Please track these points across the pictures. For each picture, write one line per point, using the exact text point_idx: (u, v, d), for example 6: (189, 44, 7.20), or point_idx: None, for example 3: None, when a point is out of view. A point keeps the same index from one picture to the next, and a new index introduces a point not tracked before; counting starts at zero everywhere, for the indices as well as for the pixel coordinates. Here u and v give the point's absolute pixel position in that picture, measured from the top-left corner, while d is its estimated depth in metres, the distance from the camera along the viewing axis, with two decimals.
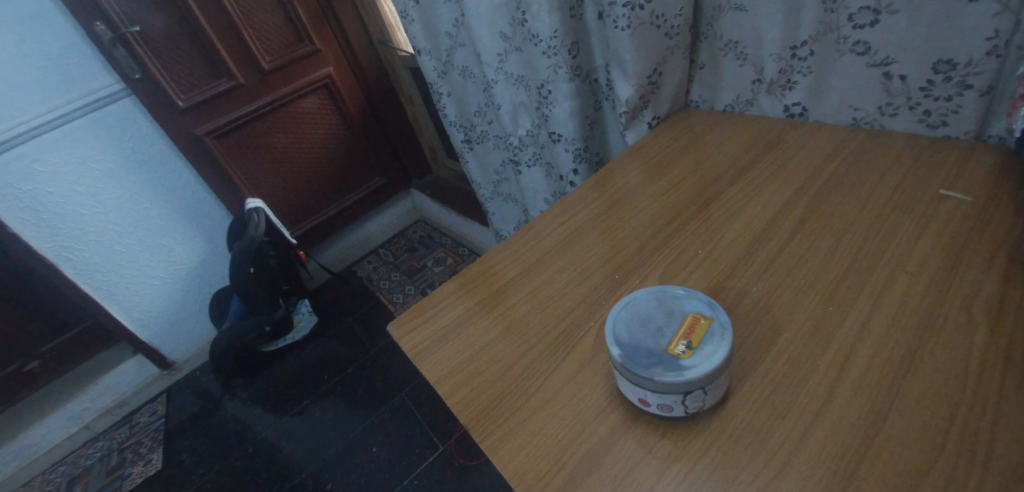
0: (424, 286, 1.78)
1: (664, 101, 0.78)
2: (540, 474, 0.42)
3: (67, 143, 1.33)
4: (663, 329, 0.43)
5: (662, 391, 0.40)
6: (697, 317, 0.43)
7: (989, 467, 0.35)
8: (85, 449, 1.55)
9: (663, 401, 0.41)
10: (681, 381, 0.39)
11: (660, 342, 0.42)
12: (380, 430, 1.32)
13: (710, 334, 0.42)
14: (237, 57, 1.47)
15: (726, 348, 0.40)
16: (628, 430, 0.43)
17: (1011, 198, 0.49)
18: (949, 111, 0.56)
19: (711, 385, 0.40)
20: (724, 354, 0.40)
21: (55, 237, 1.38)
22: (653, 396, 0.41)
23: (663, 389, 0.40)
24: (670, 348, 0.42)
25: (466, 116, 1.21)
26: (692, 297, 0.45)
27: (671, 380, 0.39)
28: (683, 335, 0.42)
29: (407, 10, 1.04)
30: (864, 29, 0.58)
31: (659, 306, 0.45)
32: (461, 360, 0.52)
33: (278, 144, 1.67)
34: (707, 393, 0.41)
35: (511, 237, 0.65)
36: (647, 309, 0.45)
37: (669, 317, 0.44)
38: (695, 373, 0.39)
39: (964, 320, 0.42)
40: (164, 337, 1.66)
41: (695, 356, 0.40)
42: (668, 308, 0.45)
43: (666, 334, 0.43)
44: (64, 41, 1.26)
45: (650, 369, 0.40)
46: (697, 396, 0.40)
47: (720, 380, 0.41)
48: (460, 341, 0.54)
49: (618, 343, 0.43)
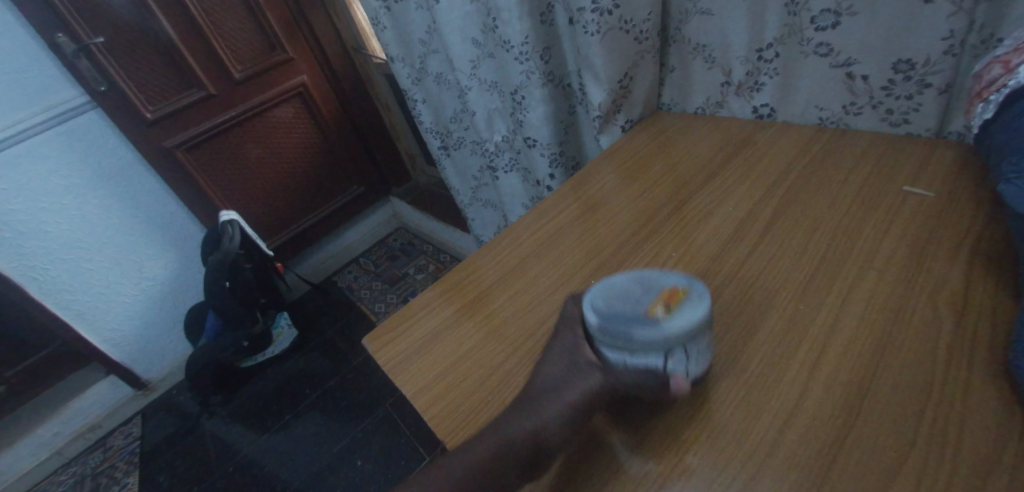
0: (406, 294, 1.76)
1: (636, 104, 0.79)
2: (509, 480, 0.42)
3: (29, 159, 1.29)
4: (641, 298, 0.42)
5: (644, 352, 0.40)
6: (674, 286, 0.43)
7: (958, 458, 0.36)
8: (57, 476, 1.49)
9: (645, 364, 0.40)
10: (663, 339, 0.39)
11: (639, 307, 0.41)
12: (365, 443, 1.30)
13: (688, 299, 0.41)
14: (207, 66, 1.44)
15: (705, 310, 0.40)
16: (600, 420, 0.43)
17: (971, 193, 0.51)
18: (910, 109, 0.58)
19: (692, 345, 0.40)
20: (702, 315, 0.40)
21: (18, 256, 1.33)
22: (634, 358, 0.40)
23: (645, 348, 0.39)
24: (648, 312, 0.41)
25: (443, 122, 1.21)
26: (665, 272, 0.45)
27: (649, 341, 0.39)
28: (662, 301, 0.42)
29: (378, 17, 1.03)
30: (826, 31, 0.59)
31: (635, 280, 0.44)
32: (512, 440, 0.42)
33: (252, 156, 1.64)
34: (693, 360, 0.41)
35: (488, 244, 0.64)
36: (624, 283, 0.44)
37: (645, 288, 0.43)
38: (679, 330, 0.39)
39: (931, 313, 0.43)
40: (137, 356, 1.61)
41: (675, 317, 0.40)
42: (643, 281, 0.44)
43: (645, 301, 0.42)
44: (23, 52, 1.21)
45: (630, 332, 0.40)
46: (679, 356, 0.40)
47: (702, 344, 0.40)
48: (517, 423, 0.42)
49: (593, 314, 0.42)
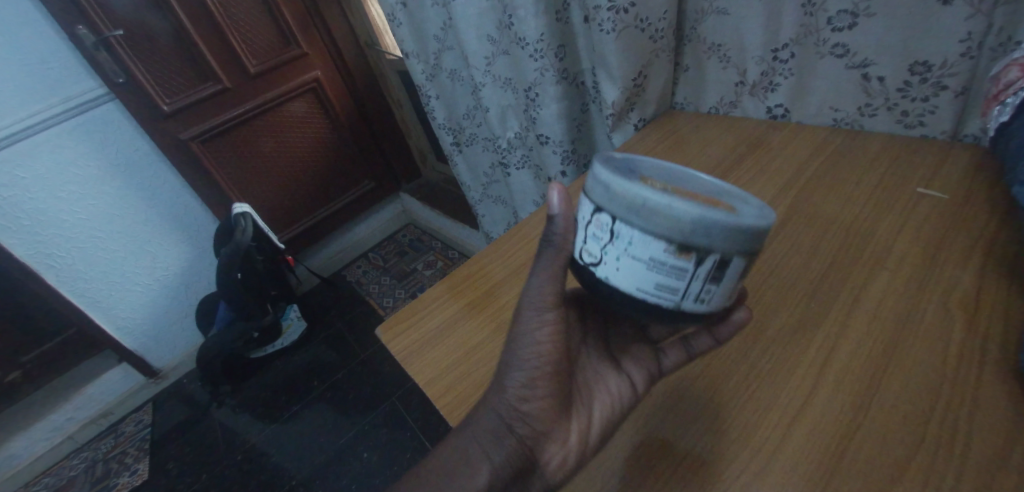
0: (414, 290, 1.78)
1: (649, 103, 0.79)
2: (546, 490, 0.41)
3: (49, 149, 1.31)
4: (663, 180, 0.40)
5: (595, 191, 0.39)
6: (711, 199, 0.38)
7: (967, 458, 0.36)
8: (69, 461, 1.52)
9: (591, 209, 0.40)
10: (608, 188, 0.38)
11: (649, 177, 0.40)
12: (371, 435, 1.31)
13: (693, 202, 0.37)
14: (223, 60, 1.46)
15: (683, 211, 0.35)
16: (619, 394, 0.45)
17: (986, 196, 0.50)
18: (925, 111, 0.58)
19: (624, 220, 0.37)
20: (670, 204, 0.35)
21: (36, 244, 1.36)
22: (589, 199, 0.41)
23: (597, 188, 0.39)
24: (644, 179, 0.39)
25: (455, 118, 1.21)
26: (760, 211, 0.38)
27: (595, 172, 0.39)
28: (674, 190, 0.38)
29: (395, 14, 1.05)
30: (843, 31, 0.59)
31: (698, 188, 0.41)
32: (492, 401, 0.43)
33: (266, 150, 1.66)
34: (614, 244, 0.38)
35: (500, 239, 0.65)
36: (688, 177, 0.42)
37: (687, 188, 0.40)
38: (625, 190, 0.37)
39: (942, 313, 0.43)
40: (150, 344, 1.64)
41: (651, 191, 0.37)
42: (705, 191, 0.40)
43: (660, 180, 0.40)
44: (44, 44, 1.24)
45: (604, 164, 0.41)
46: (603, 222, 0.38)
47: (640, 235, 0.36)
48: (506, 392, 0.41)
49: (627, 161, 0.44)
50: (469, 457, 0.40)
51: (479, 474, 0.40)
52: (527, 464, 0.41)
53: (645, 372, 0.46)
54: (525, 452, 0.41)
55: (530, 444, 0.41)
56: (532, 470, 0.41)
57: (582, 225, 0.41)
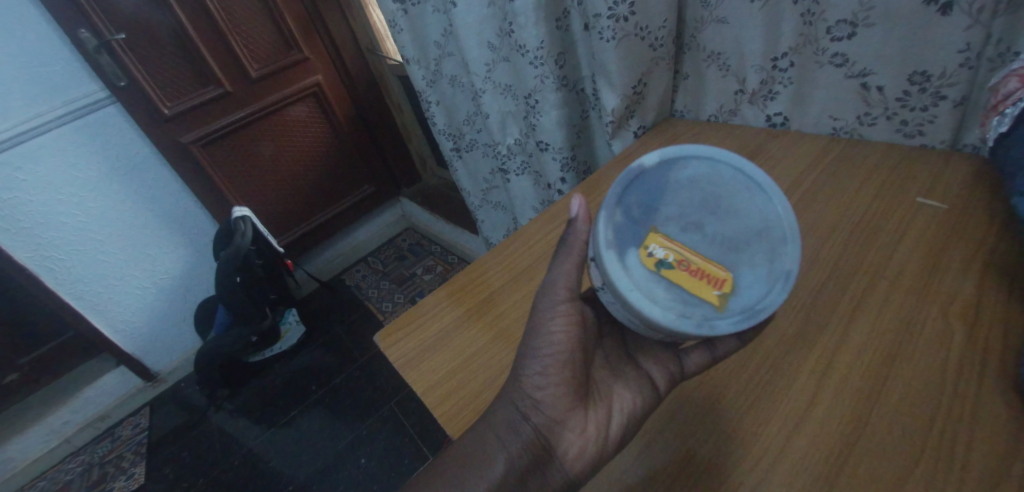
0: (414, 294, 1.77)
1: (649, 110, 0.79)
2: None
3: (49, 151, 1.31)
4: (684, 231, 0.42)
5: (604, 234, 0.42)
6: (718, 275, 0.40)
7: (967, 471, 0.36)
8: (65, 464, 1.51)
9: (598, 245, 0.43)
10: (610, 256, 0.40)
11: (666, 230, 0.42)
12: (369, 440, 1.31)
13: (688, 290, 0.40)
14: (224, 65, 1.46)
15: (662, 311, 0.39)
16: (638, 392, 0.44)
17: (986, 206, 0.51)
18: (925, 121, 0.58)
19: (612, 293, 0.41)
20: (658, 298, 0.39)
21: (35, 246, 1.36)
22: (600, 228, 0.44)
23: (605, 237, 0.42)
24: (656, 241, 0.41)
25: (456, 124, 1.22)
26: (763, 291, 0.39)
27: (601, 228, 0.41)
28: (682, 260, 0.41)
29: (395, 20, 1.03)
30: (843, 41, 0.59)
31: (725, 236, 0.41)
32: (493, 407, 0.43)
33: (266, 154, 1.66)
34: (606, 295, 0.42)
35: (499, 245, 0.65)
36: (726, 209, 0.42)
37: (707, 244, 0.41)
38: (625, 271, 0.40)
39: (942, 324, 0.43)
40: (148, 348, 1.63)
41: (650, 269, 0.40)
42: (728, 245, 0.41)
43: (677, 238, 0.41)
44: (47, 47, 1.24)
45: (619, 210, 0.42)
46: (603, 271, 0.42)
47: None
48: (522, 392, 0.42)
49: (664, 180, 0.43)
50: (485, 451, 0.40)
51: (496, 464, 0.40)
52: (542, 452, 0.41)
53: (666, 372, 0.44)
54: (540, 439, 0.41)
55: (544, 431, 0.41)
56: (549, 461, 0.41)
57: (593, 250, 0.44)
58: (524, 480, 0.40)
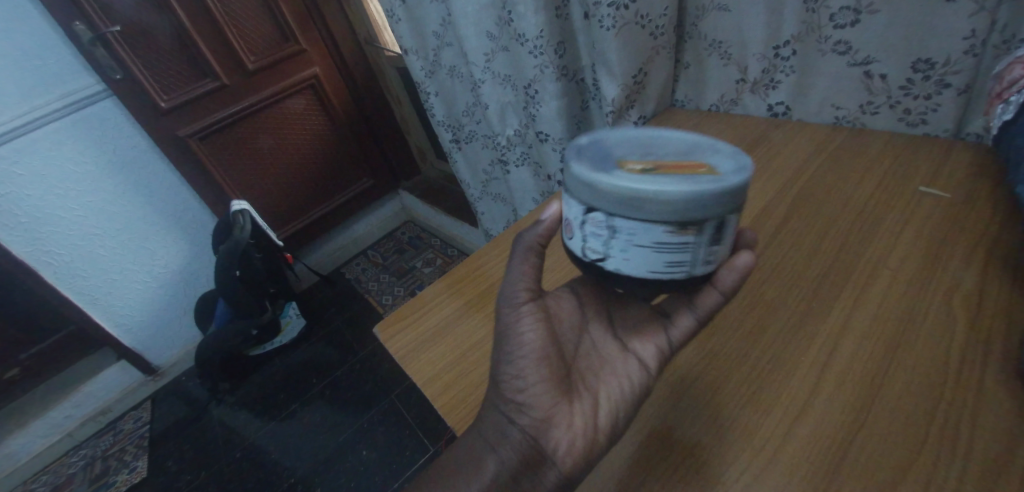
0: (413, 287, 1.77)
1: (650, 100, 0.79)
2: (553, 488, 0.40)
3: (46, 146, 1.30)
4: (645, 154, 0.41)
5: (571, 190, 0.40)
6: (698, 165, 0.39)
7: (969, 459, 0.36)
8: (68, 458, 1.52)
9: (568, 217, 0.41)
10: (598, 181, 0.37)
11: (629, 155, 0.41)
12: (370, 433, 1.31)
13: (685, 175, 0.37)
14: (221, 57, 1.45)
15: (680, 187, 0.35)
16: (631, 374, 0.44)
17: (988, 194, 0.50)
18: (928, 109, 0.57)
19: (621, 216, 0.37)
20: (659, 188, 0.35)
21: (33, 241, 1.35)
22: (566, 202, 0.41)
23: (575, 185, 0.39)
24: (627, 161, 0.39)
25: (454, 115, 1.21)
26: (734, 160, 0.39)
27: (576, 174, 0.39)
28: (659, 164, 0.39)
29: (394, 10, 1.02)
30: (845, 28, 0.59)
31: (680, 148, 0.42)
32: (491, 401, 0.43)
33: (264, 148, 1.65)
34: (617, 238, 0.37)
35: (498, 237, 0.65)
36: (667, 138, 0.43)
37: (670, 155, 0.41)
38: (616, 182, 0.37)
39: (945, 315, 0.43)
40: (148, 342, 1.63)
41: (638, 174, 0.37)
42: (689, 151, 0.41)
43: (642, 157, 0.40)
44: (41, 40, 1.23)
45: (579, 159, 0.40)
46: (594, 223, 0.38)
47: (640, 226, 0.36)
48: (506, 389, 0.42)
49: (600, 139, 0.44)
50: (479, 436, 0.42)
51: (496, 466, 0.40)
52: (534, 456, 0.41)
53: (656, 348, 0.45)
54: (529, 443, 0.41)
55: (532, 434, 0.41)
56: (546, 461, 0.41)
57: (577, 226, 0.40)
58: (514, 479, 0.40)
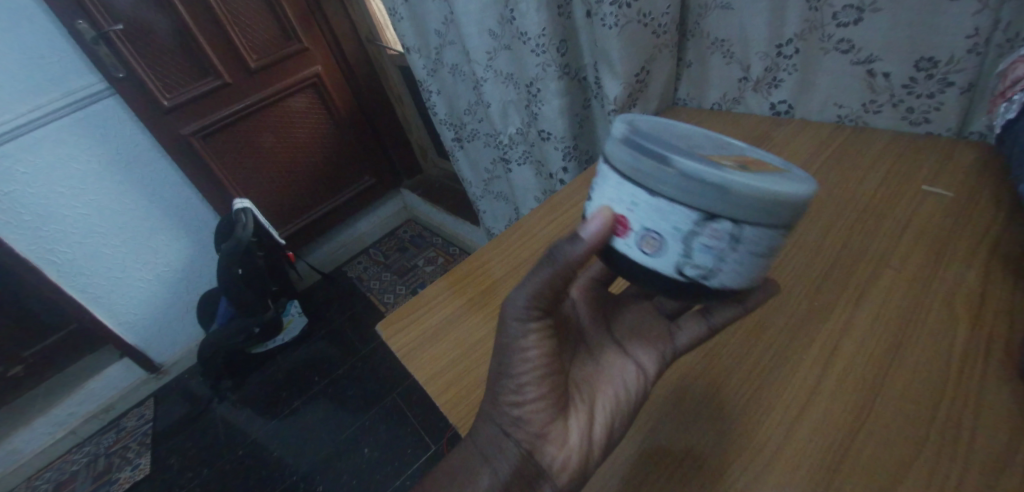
0: (415, 286, 1.77)
1: (652, 98, 0.78)
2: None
3: (49, 144, 1.30)
4: (702, 152, 0.40)
5: (675, 197, 0.35)
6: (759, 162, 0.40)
7: (971, 458, 0.35)
8: (71, 455, 1.52)
9: (663, 230, 0.35)
10: (725, 184, 0.34)
11: (696, 153, 0.39)
12: (372, 431, 1.31)
13: (774, 174, 0.38)
14: (223, 55, 1.45)
15: (798, 186, 0.35)
16: (628, 377, 0.44)
17: (991, 193, 0.50)
18: (931, 108, 0.57)
19: (752, 222, 0.34)
20: (783, 188, 0.35)
21: (36, 239, 1.36)
22: (658, 213, 0.35)
23: (686, 190, 0.34)
24: (708, 160, 0.37)
25: (457, 114, 1.21)
26: (770, 157, 0.42)
27: (695, 176, 0.34)
28: (734, 162, 0.39)
29: (396, 8, 1.03)
30: (848, 27, 0.59)
31: (715, 145, 0.42)
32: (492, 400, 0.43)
33: (266, 146, 1.66)
34: (735, 249, 0.35)
35: (501, 235, 0.65)
36: (691, 136, 0.43)
37: (716, 151, 0.41)
38: (745, 184, 0.34)
39: (946, 314, 0.43)
40: (151, 340, 1.64)
41: (745, 174, 0.36)
42: (725, 148, 0.42)
43: (706, 155, 0.39)
44: (43, 38, 1.23)
45: (670, 160, 0.35)
46: (713, 233, 0.34)
47: (763, 232, 0.35)
48: (503, 401, 0.40)
49: (643, 137, 0.39)
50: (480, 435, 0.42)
51: (497, 465, 0.40)
52: (531, 470, 0.40)
53: (657, 354, 0.45)
54: (524, 457, 0.40)
55: (527, 447, 0.40)
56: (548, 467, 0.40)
57: (679, 238, 0.35)
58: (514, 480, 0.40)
